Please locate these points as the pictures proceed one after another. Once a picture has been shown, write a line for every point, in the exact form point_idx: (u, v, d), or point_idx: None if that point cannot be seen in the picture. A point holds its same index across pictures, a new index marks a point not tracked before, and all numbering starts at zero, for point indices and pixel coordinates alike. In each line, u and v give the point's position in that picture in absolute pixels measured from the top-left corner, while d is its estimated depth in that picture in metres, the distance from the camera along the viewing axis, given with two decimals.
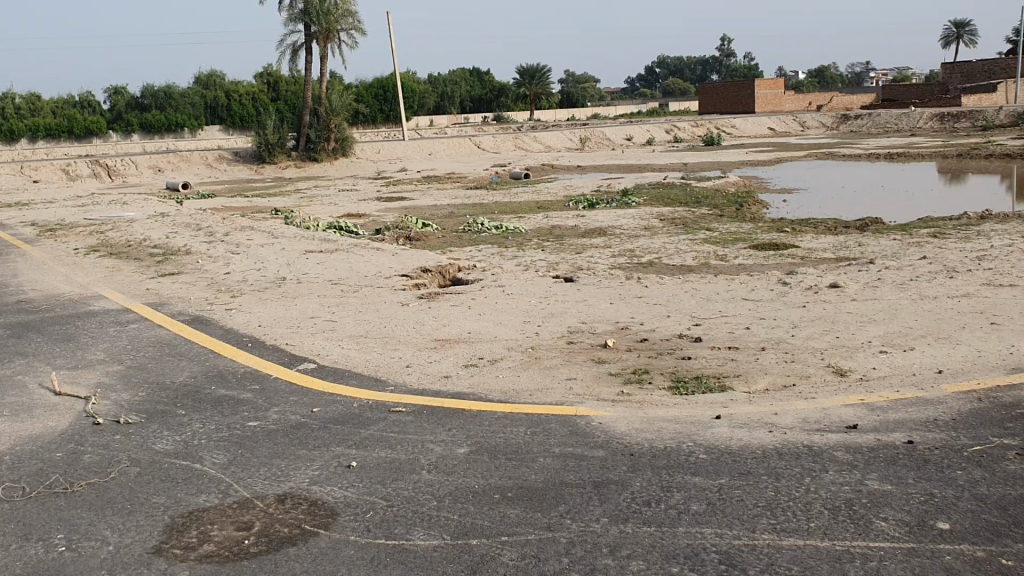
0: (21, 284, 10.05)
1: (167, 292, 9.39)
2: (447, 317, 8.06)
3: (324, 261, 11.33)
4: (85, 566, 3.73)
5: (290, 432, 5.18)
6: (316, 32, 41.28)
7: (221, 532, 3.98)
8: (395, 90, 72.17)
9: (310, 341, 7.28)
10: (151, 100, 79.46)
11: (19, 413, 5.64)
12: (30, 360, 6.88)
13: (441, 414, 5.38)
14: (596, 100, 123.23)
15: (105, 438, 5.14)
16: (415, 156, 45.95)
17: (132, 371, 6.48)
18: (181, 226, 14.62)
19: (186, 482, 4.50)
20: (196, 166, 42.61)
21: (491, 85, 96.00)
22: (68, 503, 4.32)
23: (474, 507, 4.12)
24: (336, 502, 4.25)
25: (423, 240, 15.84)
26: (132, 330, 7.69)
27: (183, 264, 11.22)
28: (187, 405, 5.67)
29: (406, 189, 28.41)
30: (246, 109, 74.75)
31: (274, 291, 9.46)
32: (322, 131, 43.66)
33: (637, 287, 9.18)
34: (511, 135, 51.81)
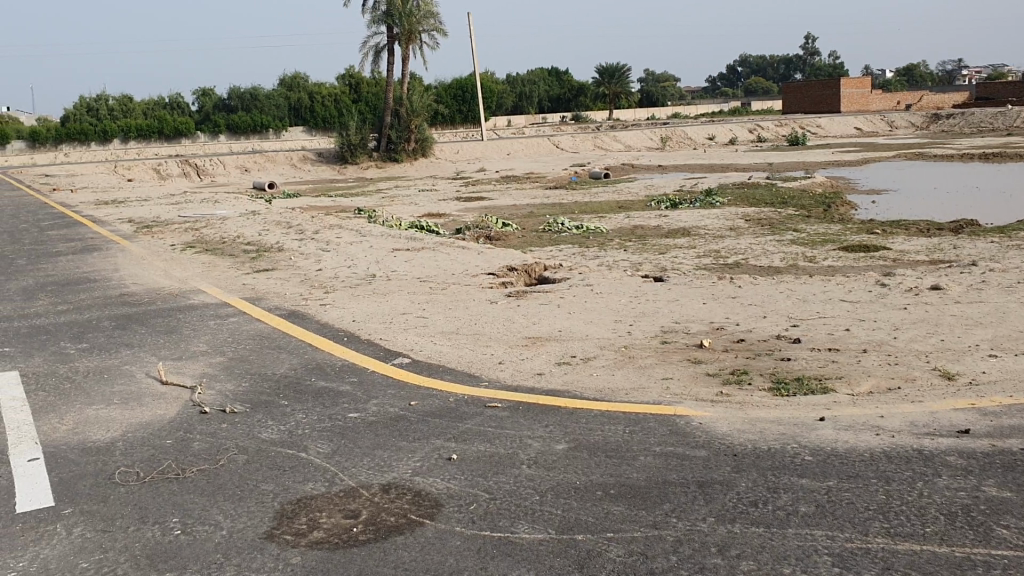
0: (122, 278, 10.41)
1: (261, 287, 9.61)
2: (537, 316, 8.06)
3: (411, 259, 11.45)
4: (201, 550, 3.83)
5: (390, 424, 5.25)
6: (398, 33, 41.88)
7: (329, 519, 4.05)
8: (473, 91, 72.79)
9: (403, 336, 7.36)
10: (238, 102, 82.10)
11: (128, 401, 5.84)
12: (136, 351, 7.10)
13: (537, 411, 5.38)
14: (676, 100, 122.03)
15: (212, 427, 5.29)
16: (494, 156, 46.22)
17: (234, 362, 6.65)
18: (271, 224, 14.97)
19: (293, 470, 4.61)
20: (281, 165, 43.60)
21: (569, 85, 96.04)
22: (182, 487, 4.46)
23: (577, 503, 4.12)
24: (439, 493, 4.29)
25: (505, 240, 15.89)
26: (232, 323, 7.89)
27: (276, 261, 11.48)
28: (289, 396, 5.80)
29: (486, 189, 28.58)
30: (328, 110, 76.20)
31: (365, 288, 9.59)
32: (403, 131, 44.25)
33: (729, 287, 9.05)
34: (590, 135, 51.68)
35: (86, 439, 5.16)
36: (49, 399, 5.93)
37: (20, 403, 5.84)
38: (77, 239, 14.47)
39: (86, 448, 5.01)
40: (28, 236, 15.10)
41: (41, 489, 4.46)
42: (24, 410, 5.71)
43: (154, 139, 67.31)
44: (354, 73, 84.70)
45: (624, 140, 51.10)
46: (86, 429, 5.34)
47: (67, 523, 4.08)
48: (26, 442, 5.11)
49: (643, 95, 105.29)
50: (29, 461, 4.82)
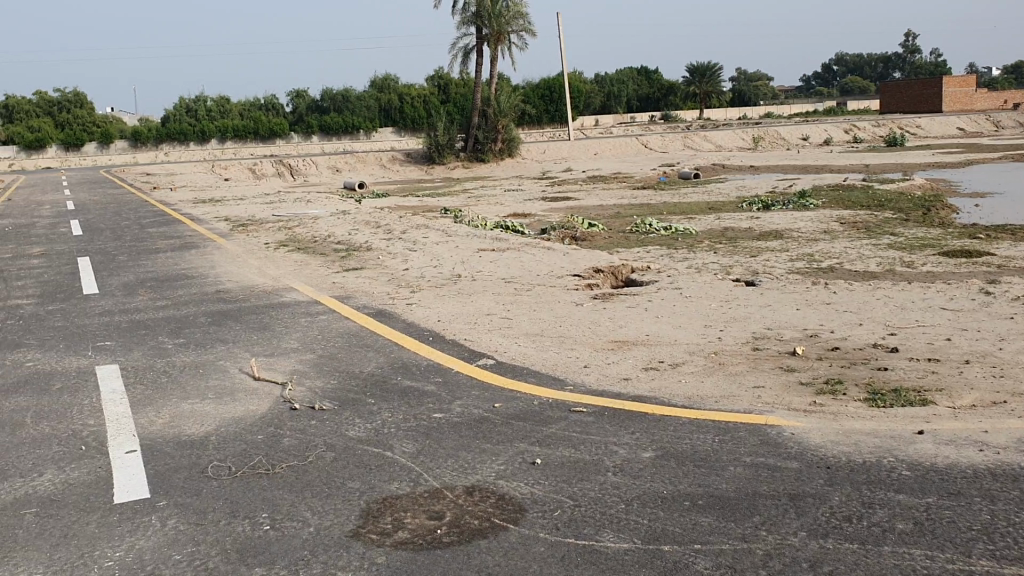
0: (219, 275, 10.70)
1: (351, 286, 9.75)
2: (624, 319, 7.98)
3: (497, 259, 11.49)
4: (289, 546, 3.88)
5: (475, 425, 5.25)
6: (488, 34, 42.14)
7: (414, 519, 4.07)
8: (561, 91, 72.80)
9: (488, 337, 7.38)
10: (330, 104, 84.18)
11: (223, 396, 5.99)
12: (231, 346, 7.29)
13: (624, 417, 5.31)
14: (770, 100, 119.66)
15: (302, 423, 5.38)
16: (581, 156, 46.12)
17: (324, 360, 6.76)
18: (361, 223, 15.19)
19: (380, 469, 4.64)
20: (370, 165, 44.39)
21: (660, 85, 95.29)
22: (271, 484, 4.52)
23: (664, 513, 4.04)
24: (523, 498, 4.26)
25: (592, 240, 15.80)
26: (322, 322, 8.04)
27: (365, 260, 11.64)
28: (375, 395, 5.85)
29: (572, 189, 28.51)
30: (417, 112, 77.25)
31: (451, 288, 9.63)
32: (491, 132, 44.56)
33: (824, 293, 8.82)
34: (680, 135, 51.12)
35: (181, 433, 5.30)
36: (147, 392, 6.12)
37: (120, 396, 6.04)
38: (176, 235, 14.98)
39: (180, 441, 5.15)
40: (130, 233, 15.70)
41: (137, 481, 4.59)
42: (123, 403, 5.90)
43: (249, 139, 69.54)
44: (443, 74, 85.61)
45: (714, 141, 50.40)
46: (181, 423, 5.48)
47: (162, 516, 4.18)
48: (125, 434, 5.28)
49: (734, 94, 103.50)
50: (127, 453, 4.97)
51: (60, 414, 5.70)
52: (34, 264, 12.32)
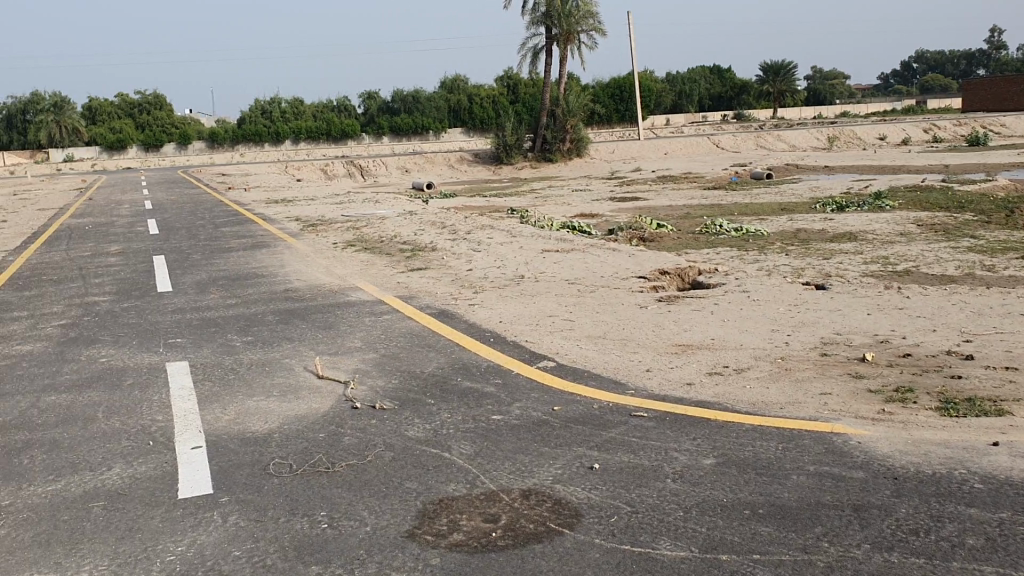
0: (288, 274, 10.89)
1: (415, 286, 9.82)
2: (689, 322, 7.87)
3: (562, 260, 11.46)
4: (346, 545, 3.90)
5: (533, 428, 5.23)
6: (557, 34, 42.08)
7: (470, 522, 4.07)
8: (632, 90, 72.34)
9: (549, 339, 7.36)
10: (401, 105, 85.21)
11: (287, 394, 6.08)
12: (297, 345, 7.38)
13: (685, 423, 5.23)
14: (846, 98, 117.12)
15: (363, 422, 5.43)
16: (650, 156, 45.77)
17: (385, 359, 6.81)
18: (427, 223, 15.30)
19: (436, 470, 4.65)
20: (439, 166, 44.76)
21: (733, 84, 94.06)
22: (330, 482, 4.57)
23: (723, 521, 3.96)
24: (580, 503, 4.23)
25: (660, 241, 15.63)
26: (385, 321, 8.11)
27: (430, 260, 11.72)
28: (435, 395, 5.88)
29: (641, 189, 28.30)
30: (486, 112, 77.61)
31: (513, 289, 9.63)
32: (559, 132, 44.51)
33: (897, 297, 8.57)
34: (752, 134, 50.34)
35: (246, 430, 5.39)
36: (214, 389, 6.24)
37: (189, 392, 6.18)
38: (247, 235, 15.30)
39: (245, 438, 5.23)
40: (204, 232, 16.08)
41: (201, 477, 4.68)
42: (191, 399, 6.03)
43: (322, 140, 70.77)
44: (513, 74, 85.80)
45: (787, 141, 49.51)
46: (245, 420, 5.57)
47: (223, 512, 4.26)
48: (191, 430, 5.39)
49: (809, 93, 101.57)
50: (192, 449, 5.07)
51: (130, 409, 5.86)
52: (112, 262, 12.70)
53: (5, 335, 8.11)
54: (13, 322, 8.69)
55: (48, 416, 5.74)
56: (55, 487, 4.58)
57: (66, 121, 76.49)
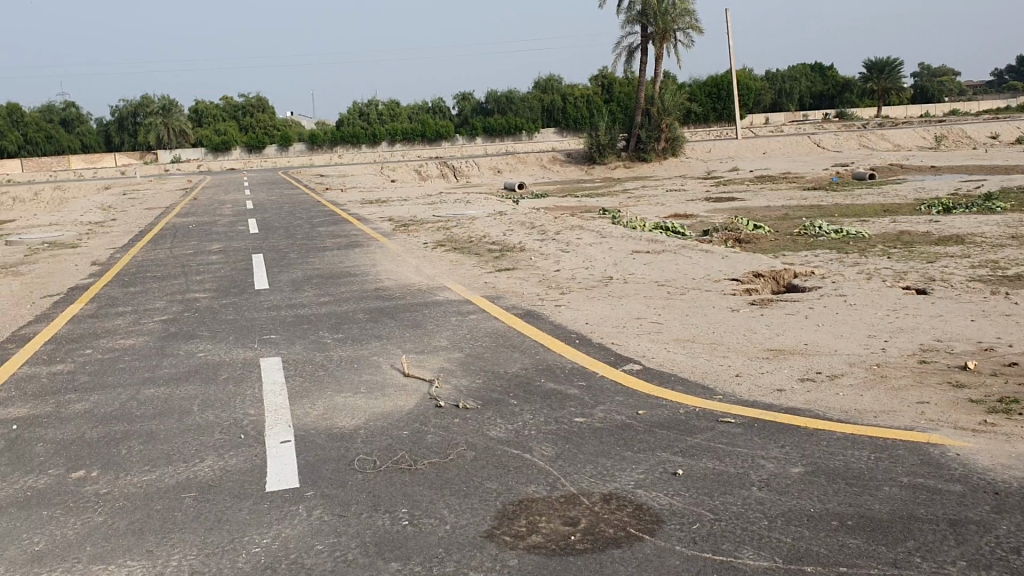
0: (378, 273, 11.06)
1: (502, 286, 9.85)
2: (781, 326, 7.68)
3: (653, 262, 11.33)
4: (425, 542, 3.92)
5: (616, 431, 5.17)
6: (653, 33, 41.69)
7: (549, 524, 4.04)
8: (729, 89, 71.13)
9: (636, 341, 7.28)
10: (495, 105, 85.83)
11: (373, 391, 6.16)
12: (384, 343, 7.49)
13: (774, 430, 5.10)
14: (956, 95, 112.65)
15: (446, 421, 5.46)
16: (748, 155, 44.93)
17: (471, 359, 6.85)
18: (517, 224, 15.34)
19: (517, 471, 4.65)
20: (532, 167, 44.90)
21: (835, 82, 91.63)
22: (412, 479, 4.60)
23: (809, 532, 3.84)
24: (662, 509, 4.16)
25: (754, 243, 15.30)
26: (472, 321, 8.15)
27: (519, 261, 11.74)
28: (519, 396, 5.87)
29: (737, 189, 27.79)
30: (580, 112, 77.44)
31: (602, 290, 9.57)
32: (654, 131, 44.09)
33: (1004, 304, 8.17)
34: (855, 134, 48.89)
35: (333, 425, 5.48)
36: (304, 384, 6.38)
37: (280, 387, 6.32)
38: (341, 235, 15.63)
39: (331, 433, 5.33)
40: (301, 231, 16.48)
41: (289, 470, 4.78)
42: (281, 394, 6.18)
43: (417, 141, 71.87)
44: (607, 74, 85.34)
45: (891, 140, 47.91)
46: (333, 415, 5.67)
47: (308, 506, 4.33)
48: (281, 424, 5.52)
49: (916, 91, 98.12)
50: (281, 443, 5.18)
51: (224, 402, 6.04)
52: (213, 260, 13.14)
53: (111, 329, 8.47)
54: (118, 317, 9.07)
55: (147, 408, 5.96)
56: (150, 477, 4.76)
57: (173, 124, 79.47)
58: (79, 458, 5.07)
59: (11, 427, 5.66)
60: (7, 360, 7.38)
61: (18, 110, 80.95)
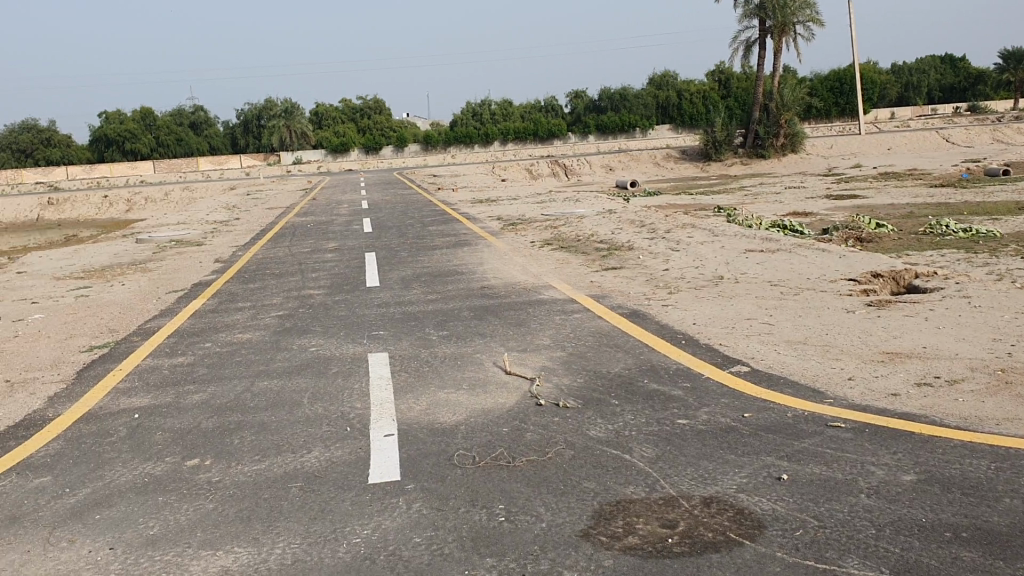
0: (485, 272, 11.15)
1: (609, 285, 9.80)
2: (899, 329, 7.37)
3: (765, 261, 11.05)
4: (521, 539, 3.93)
5: (719, 434, 5.07)
6: (772, 26, 40.68)
7: (646, 526, 3.99)
8: (853, 82, 68.73)
9: (744, 343, 7.12)
10: (609, 103, 85.51)
11: (475, 388, 6.22)
12: (488, 340, 7.56)
13: (886, 436, 4.89)
14: None
15: (545, 419, 5.46)
16: (871, 151, 43.31)
17: (574, 358, 6.82)
18: (627, 222, 15.22)
19: (616, 471, 4.61)
20: (645, 166, 44.46)
21: (968, 72, 87.39)
22: (510, 476, 4.62)
23: (920, 542, 3.68)
24: (764, 514, 4.05)
25: (876, 242, 14.72)
26: (575, 320, 8.12)
27: (626, 260, 11.66)
28: (621, 396, 5.83)
29: (859, 186, 26.78)
30: (695, 108, 76.09)
31: (711, 290, 9.40)
32: (772, 127, 42.99)
33: None
34: (989, 127, 46.48)
35: (434, 421, 5.55)
36: (409, 380, 6.49)
37: (386, 382, 6.45)
38: (451, 234, 15.80)
39: (433, 429, 5.40)
40: (412, 231, 16.76)
41: (391, 463, 4.88)
42: (386, 388, 6.31)
43: (530, 140, 72.20)
44: (724, 69, 83.62)
45: None
46: (435, 411, 5.76)
47: (408, 499, 4.40)
48: (385, 419, 5.62)
49: None
50: (385, 437, 5.29)
51: (332, 395, 6.21)
52: (326, 258, 13.51)
53: (230, 324, 8.82)
54: (237, 312, 9.43)
55: (260, 400, 6.18)
56: (260, 466, 4.93)
57: (295, 126, 81.97)
58: (195, 447, 5.29)
59: (133, 416, 5.96)
60: (134, 352, 7.79)
61: (151, 114, 85.11)
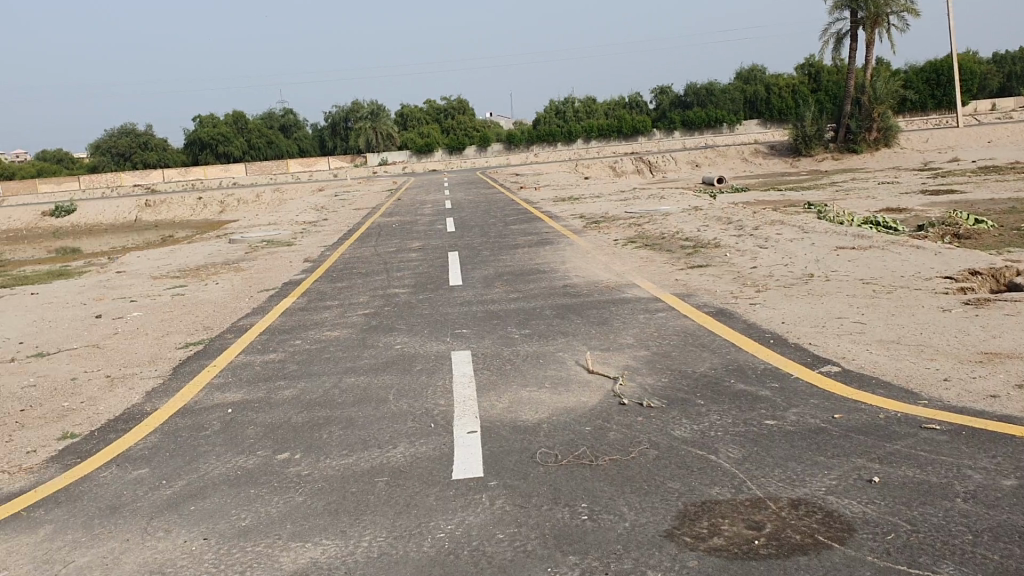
0: (568, 270, 11.13)
1: (694, 284, 9.69)
2: (999, 329, 7.08)
3: (856, 258, 10.75)
4: (603, 538, 3.91)
5: (808, 436, 4.96)
6: (864, 18, 39.64)
7: (732, 527, 3.93)
8: (950, 73, 66.40)
9: (834, 342, 6.95)
10: (694, 99, 84.56)
11: (558, 386, 6.22)
12: (571, 339, 7.54)
13: (984, 439, 4.71)
14: None
15: (629, 419, 5.42)
16: (970, 145, 41.78)
17: (657, 357, 6.77)
18: (714, 219, 15.00)
19: (702, 472, 4.55)
20: (732, 163, 43.81)
21: None
22: (592, 475, 4.61)
23: (1021, 549, 3.53)
24: (854, 517, 3.94)
25: (975, 239, 14.19)
26: (660, 319, 8.04)
27: (712, 257, 11.50)
28: (706, 396, 5.75)
29: (958, 181, 25.84)
30: (784, 103, 74.65)
31: (800, 288, 9.20)
32: (864, 120, 41.80)
33: None
34: None
35: (517, 418, 5.57)
36: (491, 378, 6.52)
37: (468, 380, 6.51)
38: (534, 232, 15.85)
39: (515, 426, 5.42)
40: (496, 229, 16.82)
41: (474, 459, 4.91)
42: (470, 386, 6.36)
43: (614, 138, 71.84)
44: (815, 62, 81.70)
45: None
46: (517, 408, 5.77)
47: (491, 495, 4.43)
48: (468, 416, 5.66)
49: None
50: (467, 433, 5.33)
51: (416, 392, 6.29)
52: (411, 257, 13.69)
53: (319, 322, 9.01)
54: (325, 311, 9.62)
55: (348, 396, 6.31)
56: (347, 461, 5.02)
57: (381, 128, 83.18)
58: (285, 441, 5.43)
59: (227, 410, 6.15)
60: (227, 349, 8.03)
61: (243, 117, 87.55)
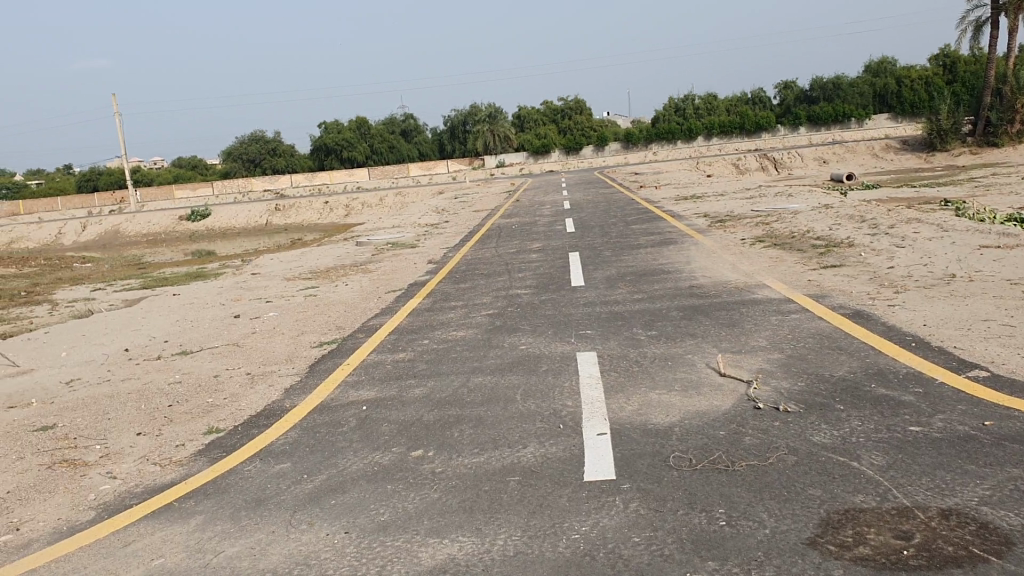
0: (693, 271, 10.97)
1: (827, 284, 9.40)
2: None
3: (1002, 257, 10.21)
4: (744, 544, 3.83)
5: (957, 443, 4.74)
6: (1006, 4, 37.68)
7: (879, 536, 3.79)
8: None
9: (981, 345, 6.62)
10: (820, 93, 82.25)
11: (689, 389, 6.13)
12: (701, 341, 7.44)
13: None
14: None
15: (764, 423, 5.30)
16: None
17: (792, 360, 6.59)
18: (845, 217, 14.52)
19: (844, 479, 4.41)
20: (862, 159, 42.40)
21: None
22: (729, 480, 4.52)
23: None
24: (1011, 530, 3.74)
25: None
26: (793, 321, 7.83)
27: (845, 257, 11.13)
28: (845, 401, 5.57)
29: None
30: (917, 95, 71.70)
31: (941, 289, 8.80)
32: (1006, 112, 39.65)
33: None
34: None
35: (648, 421, 5.53)
36: (620, 379, 6.50)
37: (596, 381, 6.50)
38: (657, 232, 15.67)
39: (646, 429, 5.38)
40: (617, 230, 16.70)
41: (606, 462, 4.89)
42: (598, 387, 6.35)
43: (735, 134, 70.33)
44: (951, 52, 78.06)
45: None
46: (647, 411, 5.73)
47: (625, 497, 4.41)
48: (598, 417, 5.65)
49: None
50: (597, 435, 5.32)
51: (544, 392, 6.32)
52: (533, 258, 13.76)
53: (446, 322, 9.15)
54: (452, 311, 9.77)
55: (477, 395, 6.38)
56: (478, 460, 5.08)
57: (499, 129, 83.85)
58: (418, 439, 5.54)
59: (362, 408, 6.32)
60: (359, 348, 8.26)
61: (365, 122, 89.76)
